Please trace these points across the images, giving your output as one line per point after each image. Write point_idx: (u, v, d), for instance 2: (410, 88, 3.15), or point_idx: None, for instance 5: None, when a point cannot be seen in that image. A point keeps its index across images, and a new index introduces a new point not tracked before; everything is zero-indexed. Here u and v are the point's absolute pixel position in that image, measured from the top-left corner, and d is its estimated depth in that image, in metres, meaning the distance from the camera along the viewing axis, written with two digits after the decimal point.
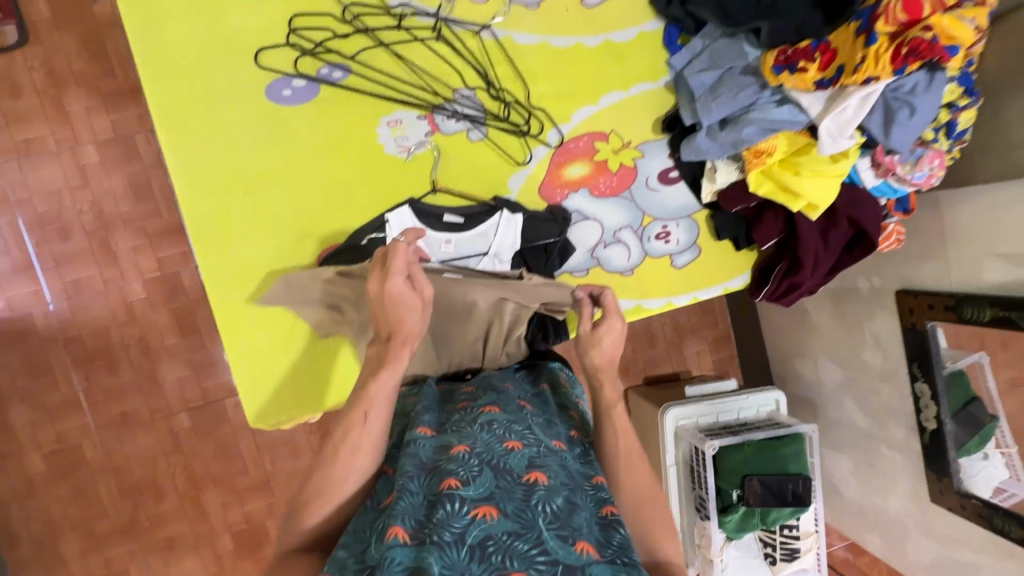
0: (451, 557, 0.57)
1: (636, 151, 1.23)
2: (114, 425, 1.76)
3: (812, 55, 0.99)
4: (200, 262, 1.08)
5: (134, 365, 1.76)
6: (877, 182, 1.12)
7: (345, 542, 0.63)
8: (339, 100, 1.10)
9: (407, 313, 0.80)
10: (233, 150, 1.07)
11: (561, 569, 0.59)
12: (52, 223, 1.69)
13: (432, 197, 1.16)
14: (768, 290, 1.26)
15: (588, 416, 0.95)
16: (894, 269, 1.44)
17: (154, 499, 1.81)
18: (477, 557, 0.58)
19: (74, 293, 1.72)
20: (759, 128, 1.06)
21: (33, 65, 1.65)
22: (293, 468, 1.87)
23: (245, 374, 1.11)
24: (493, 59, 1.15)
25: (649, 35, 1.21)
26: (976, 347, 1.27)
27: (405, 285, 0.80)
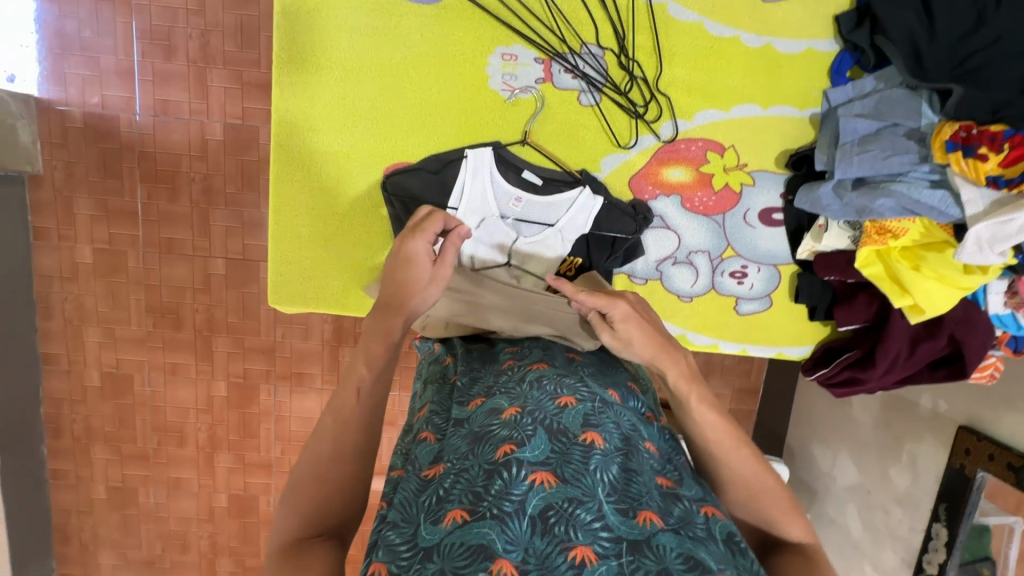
0: (513, 531, 0.57)
1: (747, 176, 1.10)
2: (159, 247, 1.85)
3: (1001, 145, 0.81)
4: (274, 133, 1.06)
5: (192, 199, 1.82)
6: (1003, 310, 0.98)
7: (395, 523, 0.61)
8: (462, 14, 1.02)
9: (412, 275, 0.80)
10: (342, 30, 1.02)
11: (625, 546, 0.57)
12: (161, 38, 1.71)
13: (518, 148, 1.08)
14: (825, 373, 1.15)
15: (643, 370, 0.98)
16: (968, 402, 1.28)
17: (173, 325, 1.91)
18: (539, 531, 0.58)
19: (162, 113, 1.75)
20: (896, 204, 0.92)
21: None
22: (299, 347, 1.94)
23: (279, 251, 1.11)
24: (636, 24, 1.03)
25: (819, 55, 1.05)
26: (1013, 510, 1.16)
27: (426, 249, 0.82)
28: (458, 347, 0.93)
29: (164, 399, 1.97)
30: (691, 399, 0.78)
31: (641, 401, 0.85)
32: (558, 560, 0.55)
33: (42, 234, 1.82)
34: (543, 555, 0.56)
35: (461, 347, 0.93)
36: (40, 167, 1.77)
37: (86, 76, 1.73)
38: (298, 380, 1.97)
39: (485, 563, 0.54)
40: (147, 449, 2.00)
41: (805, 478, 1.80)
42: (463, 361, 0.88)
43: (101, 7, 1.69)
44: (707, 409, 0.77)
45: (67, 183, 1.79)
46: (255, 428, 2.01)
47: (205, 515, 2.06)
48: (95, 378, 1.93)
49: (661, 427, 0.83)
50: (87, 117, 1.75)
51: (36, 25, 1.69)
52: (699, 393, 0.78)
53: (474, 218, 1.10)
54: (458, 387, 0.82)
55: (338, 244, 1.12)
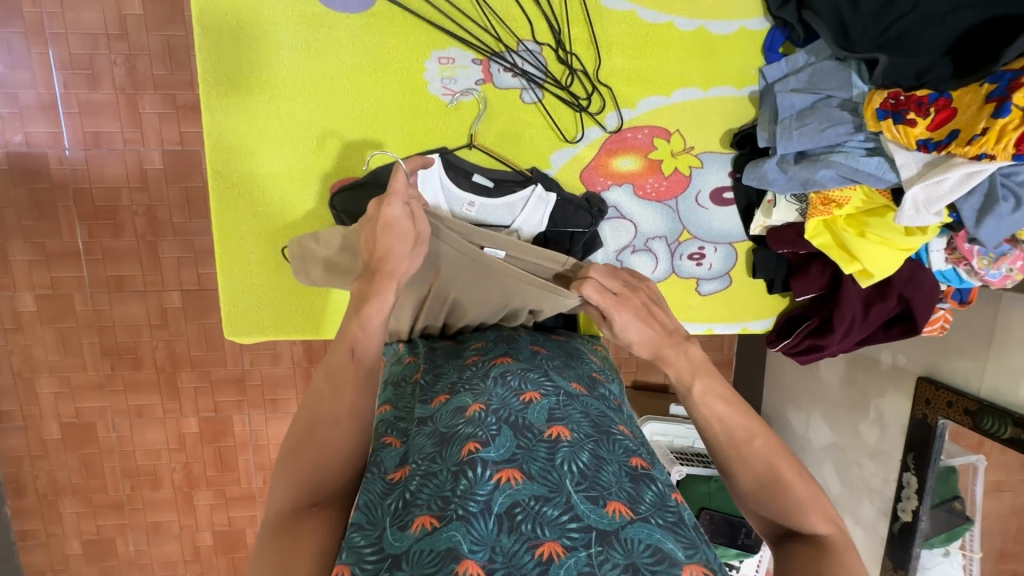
0: (479, 531, 0.58)
1: (695, 159, 1.12)
2: (107, 286, 1.76)
3: (926, 109, 0.85)
4: (208, 160, 1.02)
5: (137, 232, 1.73)
6: (945, 266, 1.02)
7: (359, 525, 0.63)
8: (393, 19, 0.99)
9: (397, 244, 0.79)
10: (269, 45, 0.98)
11: (594, 535, 0.60)
12: (83, 67, 1.61)
13: (466, 152, 1.06)
14: (788, 343, 1.17)
15: (609, 361, 1.00)
16: (924, 353, 1.33)
17: (133, 366, 1.83)
18: (506, 528, 0.59)
19: (93, 146, 1.66)
20: (837, 173, 0.95)
21: None
22: (270, 372, 1.89)
23: (229, 279, 1.07)
24: (571, 17, 1.02)
25: (751, 33, 1.07)
26: (975, 449, 1.22)
27: (404, 212, 0.81)
28: (418, 346, 0.91)
29: (133, 442, 1.88)
30: (695, 391, 0.78)
31: (608, 390, 0.86)
32: (525, 557, 0.57)
33: None
34: (510, 554, 0.58)
35: (422, 348, 0.90)
36: None
37: (6, 115, 1.62)
38: (272, 407, 1.92)
39: (452, 564, 0.55)
40: (121, 497, 1.92)
41: (783, 442, 1.85)
42: (424, 358, 0.86)
43: (12, 39, 1.58)
44: (715, 400, 0.77)
45: None
46: (233, 460, 1.94)
47: (191, 555, 1.99)
48: (54, 430, 1.84)
49: (627, 413, 0.86)
50: (11, 156, 1.64)
51: None
52: (706, 386, 0.78)
53: None
54: (420, 386, 0.81)
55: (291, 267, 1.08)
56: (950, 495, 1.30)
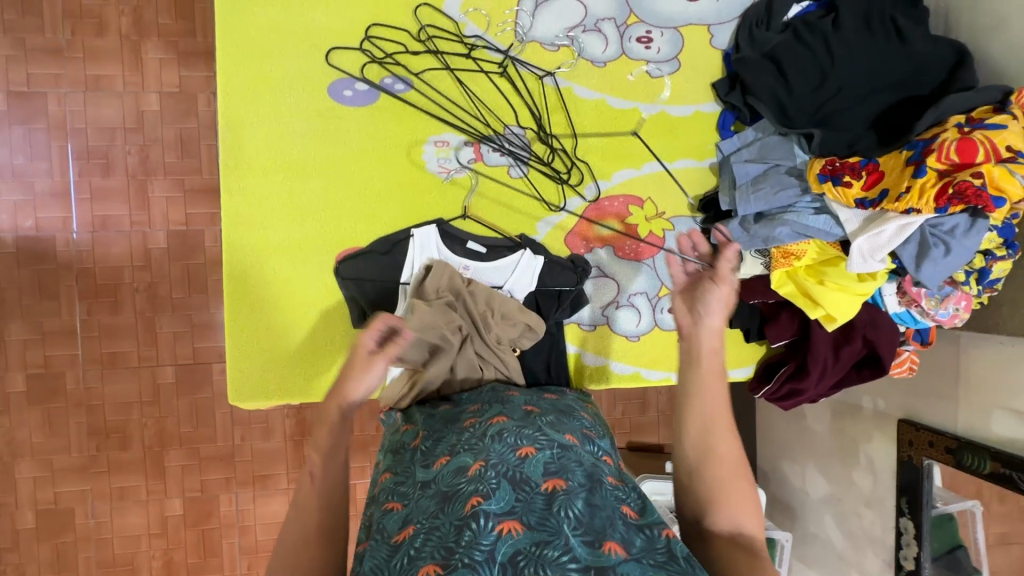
0: None
1: (667, 222, 1.24)
2: (101, 364, 1.78)
3: (859, 172, 0.99)
4: (224, 235, 1.11)
5: (136, 309, 1.79)
6: (899, 309, 1.10)
7: None
8: (394, 111, 1.14)
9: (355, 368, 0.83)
10: (286, 134, 1.11)
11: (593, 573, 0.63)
12: (99, 158, 1.75)
13: (460, 222, 1.17)
14: (769, 389, 1.23)
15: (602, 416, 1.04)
16: (901, 397, 1.40)
17: (120, 446, 1.80)
18: None
19: (101, 228, 1.76)
20: (791, 230, 1.07)
21: (124, 10, 1.73)
22: (260, 448, 1.87)
23: (236, 346, 1.11)
24: (551, 105, 1.19)
25: (705, 116, 1.24)
26: (972, 494, 1.25)
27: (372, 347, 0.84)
28: (417, 413, 0.95)
29: (112, 528, 1.81)
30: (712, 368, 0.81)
31: (598, 446, 0.88)
32: None
33: None
34: None
35: (418, 415, 0.94)
36: None
37: (19, 202, 1.72)
38: (262, 484, 1.88)
39: None
40: None
41: (781, 498, 1.84)
42: (423, 426, 0.90)
43: (34, 133, 1.72)
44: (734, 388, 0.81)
45: None
46: (217, 545, 1.86)
47: None
48: (29, 518, 1.76)
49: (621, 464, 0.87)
50: (20, 240, 1.72)
51: None
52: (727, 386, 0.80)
53: None
54: (420, 452, 0.84)
55: (296, 331, 1.14)
56: (954, 543, 1.31)
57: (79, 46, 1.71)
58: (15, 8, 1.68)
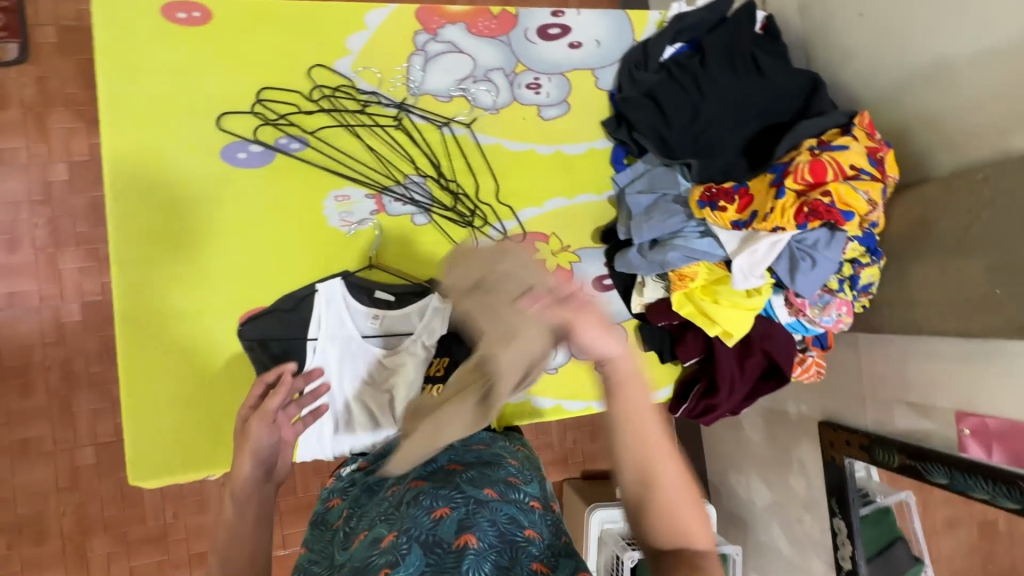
0: None
1: (574, 255, 1.28)
2: (10, 452, 1.65)
3: (732, 196, 1.07)
4: (117, 308, 1.07)
5: (49, 389, 1.68)
6: (790, 318, 1.15)
7: None
8: (292, 170, 1.15)
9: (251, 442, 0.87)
10: (179, 200, 1.10)
11: None
12: (3, 233, 1.67)
13: (366, 273, 1.18)
14: (687, 407, 1.27)
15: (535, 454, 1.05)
16: (819, 399, 1.46)
17: (35, 539, 1.65)
18: None
19: (7, 306, 1.66)
20: (682, 254, 1.11)
21: (26, 82, 1.69)
22: (196, 523, 1.75)
23: (136, 421, 1.06)
24: (448, 153, 1.22)
25: (600, 151, 1.31)
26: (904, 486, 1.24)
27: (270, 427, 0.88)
28: (349, 479, 0.99)
29: None
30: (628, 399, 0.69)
31: (526, 492, 0.86)
32: None
33: None
34: None
35: (350, 485, 0.97)
36: None
37: None
38: (199, 563, 1.75)
39: None
40: None
41: (733, 511, 1.86)
42: (348, 501, 0.92)
43: None
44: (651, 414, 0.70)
45: None
46: None
47: None
48: None
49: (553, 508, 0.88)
50: None
51: None
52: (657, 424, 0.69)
53: (336, 345, 1.13)
54: (349, 529, 0.85)
55: (202, 400, 1.09)
56: (890, 537, 1.31)
57: None
58: None
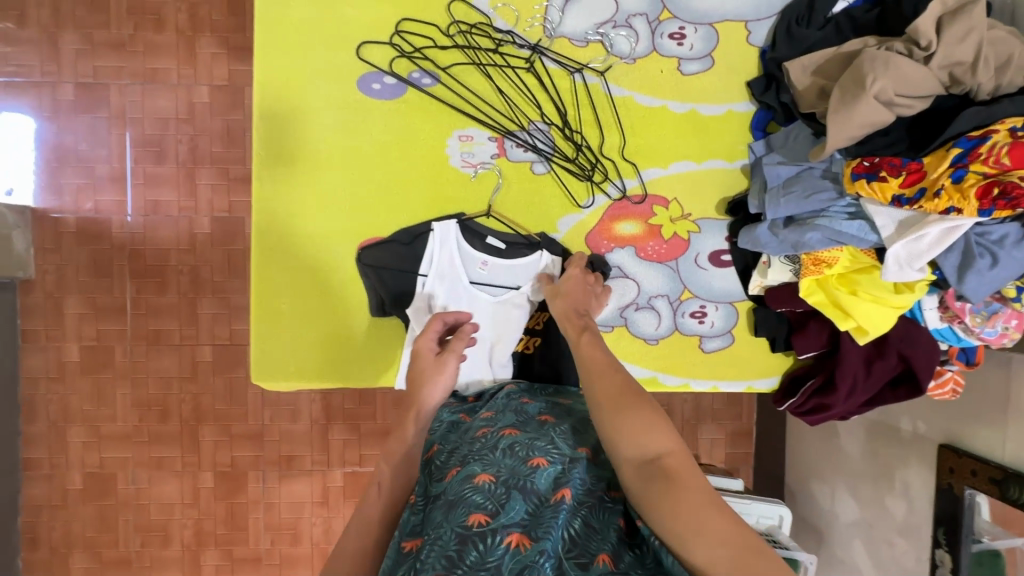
0: None
1: (693, 225, 1.20)
2: (146, 340, 1.88)
3: (898, 170, 0.93)
4: (255, 221, 1.15)
5: (180, 291, 1.88)
6: (940, 324, 1.04)
7: None
8: (422, 105, 1.15)
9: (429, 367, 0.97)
10: (316, 125, 1.14)
11: None
12: (153, 146, 1.85)
13: (483, 218, 1.17)
14: (794, 402, 1.18)
15: None
16: (943, 420, 1.30)
17: (159, 418, 1.90)
18: None
19: (152, 213, 1.86)
20: (823, 236, 1.01)
21: (181, 7, 1.82)
22: (287, 429, 1.93)
23: (261, 329, 1.16)
24: (577, 102, 1.17)
25: (738, 115, 1.20)
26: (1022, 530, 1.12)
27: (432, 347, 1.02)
28: (437, 420, 0.97)
29: (149, 496, 1.92)
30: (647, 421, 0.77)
31: None
32: None
33: (30, 336, 1.86)
34: None
35: (439, 425, 0.95)
36: (32, 272, 1.84)
37: (81, 186, 1.84)
38: (287, 465, 1.94)
39: None
40: (130, 553, 1.93)
41: (809, 519, 1.76)
42: (438, 438, 0.91)
43: (97, 122, 1.83)
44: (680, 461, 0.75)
45: (59, 285, 1.85)
46: (244, 519, 1.94)
47: None
48: (77, 479, 1.89)
49: None
50: (81, 221, 1.85)
51: (34, 143, 1.82)
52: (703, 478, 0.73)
53: (444, 284, 1.15)
54: (434, 462, 0.86)
55: (318, 318, 1.17)
56: None
57: (141, 40, 1.82)
58: (87, 5, 1.80)
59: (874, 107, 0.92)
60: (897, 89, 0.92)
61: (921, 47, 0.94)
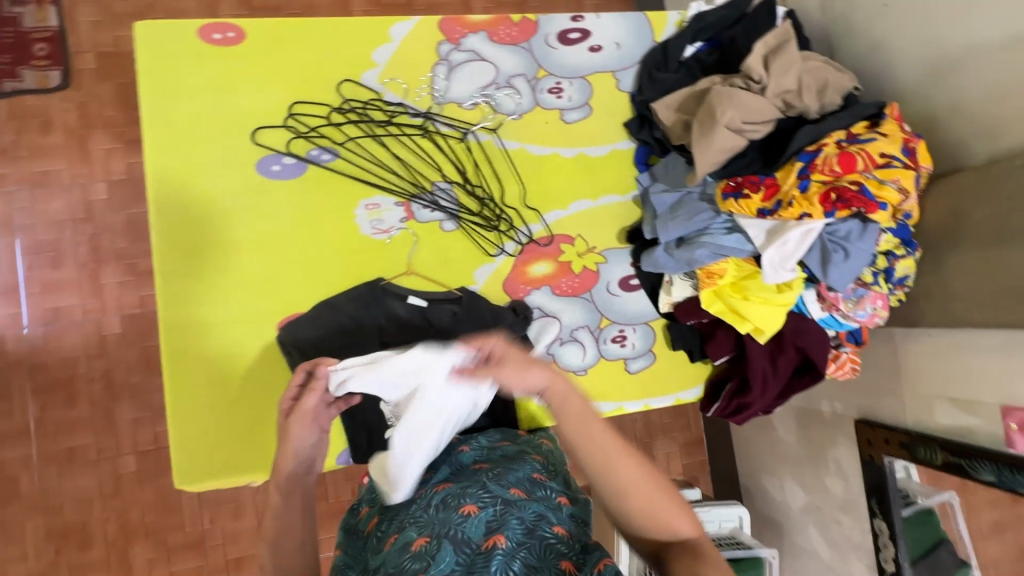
0: None
1: (600, 256, 1.29)
2: (58, 460, 1.71)
3: (758, 186, 1.07)
4: (162, 315, 1.11)
5: (93, 398, 1.74)
6: (823, 314, 1.15)
7: None
8: (324, 180, 1.18)
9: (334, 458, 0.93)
10: (215, 214, 1.14)
11: None
12: (48, 251, 1.75)
13: (401, 279, 1.20)
14: (719, 406, 1.26)
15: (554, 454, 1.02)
16: (856, 397, 1.42)
17: (81, 545, 1.71)
18: None
19: (53, 321, 1.74)
20: (710, 251, 1.12)
21: (68, 107, 1.78)
22: (232, 528, 1.79)
23: (182, 427, 1.10)
24: (474, 160, 1.24)
25: (622, 153, 1.32)
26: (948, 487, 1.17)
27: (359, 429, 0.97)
28: (370, 486, 0.97)
29: None
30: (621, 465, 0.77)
31: (552, 487, 0.87)
32: None
33: None
34: None
35: (372, 494, 0.95)
36: None
37: None
38: (236, 568, 1.78)
39: None
40: None
41: (767, 513, 1.82)
42: (373, 507, 0.92)
43: None
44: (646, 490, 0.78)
45: None
46: None
47: None
48: None
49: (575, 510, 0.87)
50: None
51: None
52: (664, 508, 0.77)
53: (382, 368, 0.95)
54: (373, 533, 0.87)
55: (244, 405, 1.13)
56: (936, 539, 1.23)
57: (25, 144, 1.75)
58: None
59: (725, 133, 1.06)
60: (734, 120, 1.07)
61: (755, 81, 1.10)
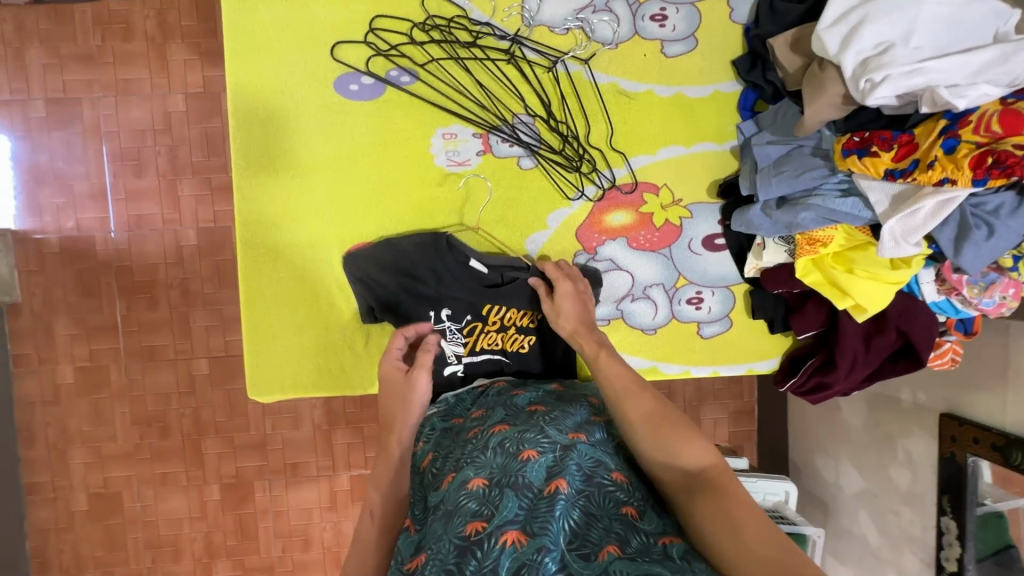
0: None
1: (685, 210, 1.19)
2: (141, 357, 1.86)
3: (889, 143, 0.93)
4: (239, 234, 1.12)
5: (171, 304, 1.85)
6: (938, 297, 1.04)
7: None
8: (402, 104, 1.12)
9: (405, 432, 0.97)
10: (290, 133, 1.11)
11: None
12: (131, 159, 1.80)
13: (472, 216, 1.16)
14: (795, 382, 1.17)
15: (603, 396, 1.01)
16: (944, 389, 1.29)
17: (161, 434, 1.88)
18: None
19: (136, 228, 1.82)
20: (816, 215, 1.00)
21: (149, 13, 1.77)
22: (291, 436, 1.92)
23: (253, 343, 1.14)
24: (561, 92, 1.14)
25: (724, 95, 1.18)
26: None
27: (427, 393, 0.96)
28: (429, 427, 0.99)
29: (155, 512, 1.90)
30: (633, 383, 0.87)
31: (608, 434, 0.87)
32: None
33: (23, 360, 1.83)
34: None
35: (432, 432, 0.98)
36: (18, 295, 1.81)
37: (61, 205, 1.80)
38: (293, 472, 1.93)
39: None
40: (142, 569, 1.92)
41: (814, 491, 1.75)
42: (433, 445, 0.94)
43: (71, 137, 1.78)
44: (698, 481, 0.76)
45: (47, 307, 1.82)
46: (254, 529, 1.94)
47: None
48: (82, 500, 1.88)
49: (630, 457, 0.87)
50: (64, 241, 1.81)
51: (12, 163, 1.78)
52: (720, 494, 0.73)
53: None
54: (433, 471, 0.88)
55: (311, 328, 1.15)
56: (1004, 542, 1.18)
57: (110, 50, 1.77)
58: (51, 18, 1.75)
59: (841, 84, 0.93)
60: (861, 74, 0.89)
61: None
